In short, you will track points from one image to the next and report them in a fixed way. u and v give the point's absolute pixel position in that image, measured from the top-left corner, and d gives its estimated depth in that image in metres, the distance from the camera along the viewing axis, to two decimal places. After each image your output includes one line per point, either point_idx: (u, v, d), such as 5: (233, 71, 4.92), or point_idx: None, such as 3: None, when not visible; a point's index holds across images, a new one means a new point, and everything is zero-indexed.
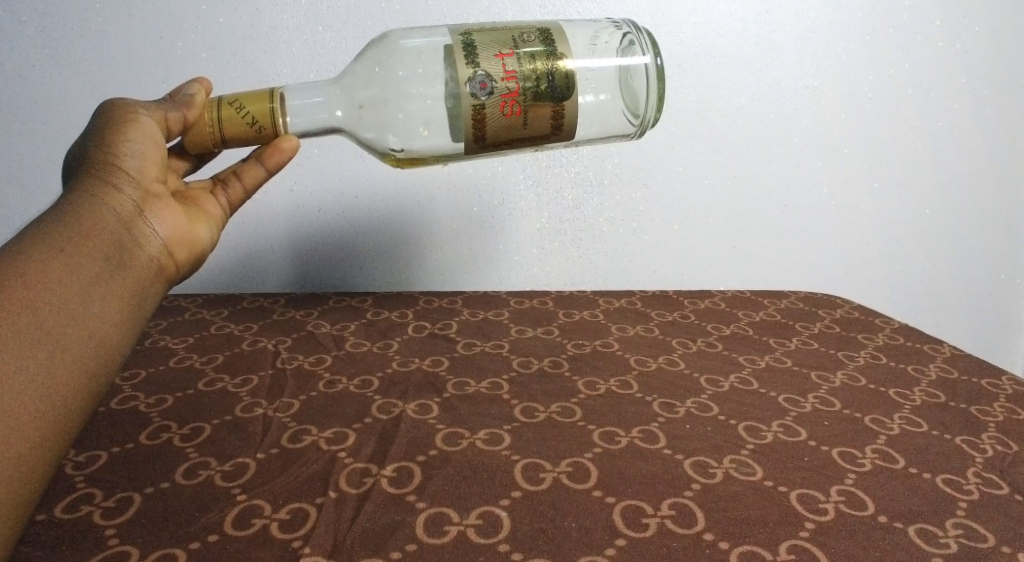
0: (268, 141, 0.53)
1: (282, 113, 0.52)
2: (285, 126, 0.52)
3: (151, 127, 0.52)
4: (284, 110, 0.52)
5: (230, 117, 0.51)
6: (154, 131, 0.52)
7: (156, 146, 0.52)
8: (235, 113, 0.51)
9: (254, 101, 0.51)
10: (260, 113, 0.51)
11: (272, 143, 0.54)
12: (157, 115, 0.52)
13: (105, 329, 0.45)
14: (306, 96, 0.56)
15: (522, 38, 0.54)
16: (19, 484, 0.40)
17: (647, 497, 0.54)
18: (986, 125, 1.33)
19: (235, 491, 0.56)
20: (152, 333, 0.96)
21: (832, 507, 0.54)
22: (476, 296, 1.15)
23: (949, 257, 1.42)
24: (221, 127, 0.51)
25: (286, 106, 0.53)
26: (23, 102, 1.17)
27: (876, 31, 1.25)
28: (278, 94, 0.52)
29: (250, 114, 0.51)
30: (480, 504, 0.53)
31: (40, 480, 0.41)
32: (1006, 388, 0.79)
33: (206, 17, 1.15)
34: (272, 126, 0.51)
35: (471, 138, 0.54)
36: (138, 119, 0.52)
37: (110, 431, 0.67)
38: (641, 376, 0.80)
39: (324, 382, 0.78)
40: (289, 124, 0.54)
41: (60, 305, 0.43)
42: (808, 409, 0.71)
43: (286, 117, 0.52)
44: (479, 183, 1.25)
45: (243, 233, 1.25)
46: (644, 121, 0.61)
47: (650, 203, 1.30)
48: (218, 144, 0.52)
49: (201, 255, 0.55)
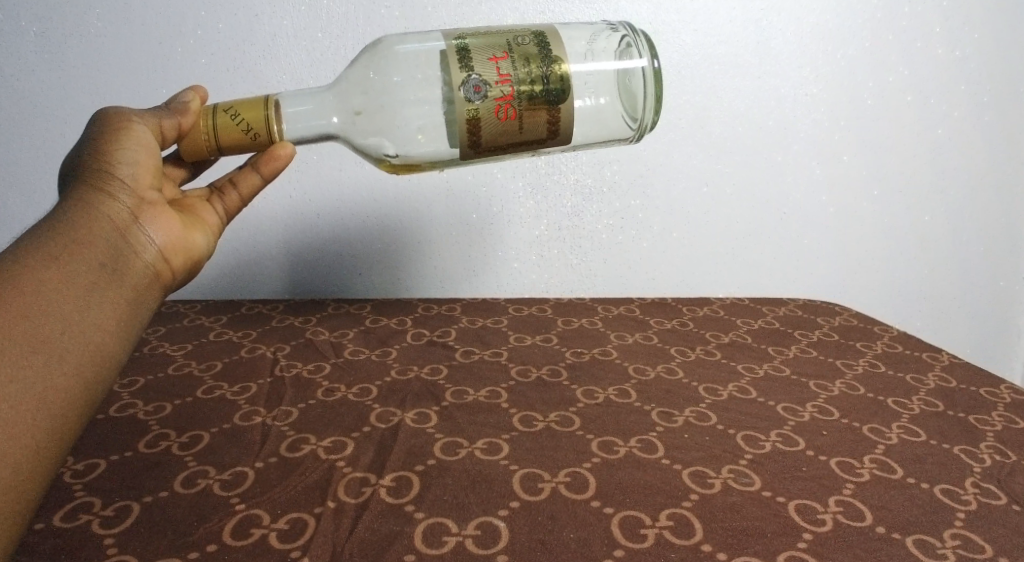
0: (262, 149, 0.53)
1: (277, 120, 0.53)
2: (279, 133, 0.53)
3: (145, 135, 0.52)
4: (278, 117, 0.53)
5: (224, 125, 0.51)
6: (149, 140, 0.52)
7: (150, 153, 0.52)
8: (230, 121, 0.51)
9: (248, 108, 0.52)
10: (255, 121, 0.51)
11: (266, 150, 0.53)
12: (152, 123, 0.52)
13: (99, 338, 0.45)
14: (300, 104, 0.56)
15: (518, 42, 0.55)
16: (15, 494, 0.40)
17: (646, 508, 0.54)
18: (984, 131, 1.34)
19: (234, 501, 0.56)
20: (151, 340, 0.96)
21: (830, 518, 0.54)
22: (476, 303, 1.15)
23: (948, 265, 1.42)
24: (217, 136, 0.51)
25: (280, 113, 0.54)
26: (22, 106, 1.17)
27: (876, 37, 1.26)
28: (273, 102, 0.53)
29: (245, 122, 0.51)
30: (479, 515, 0.53)
31: (37, 489, 0.41)
32: (1004, 397, 0.79)
33: (206, 23, 1.15)
34: (267, 134, 0.52)
35: (466, 143, 0.54)
36: (131, 126, 0.52)
37: (108, 439, 0.67)
38: (640, 385, 0.80)
39: (322, 390, 0.78)
40: (284, 132, 0.54)
41: (54, 314, 0.43)
42: (807, 419, 0.72)
43: (281, 124, 0.52)
44: (478, 190, 1.25)
45: (242, 238, 1.25)
46: (642, 124, 0.61)
47: (649, 211, 1.30)
48: (213, 151, 0.52)
49: (197, 262, 0.55)
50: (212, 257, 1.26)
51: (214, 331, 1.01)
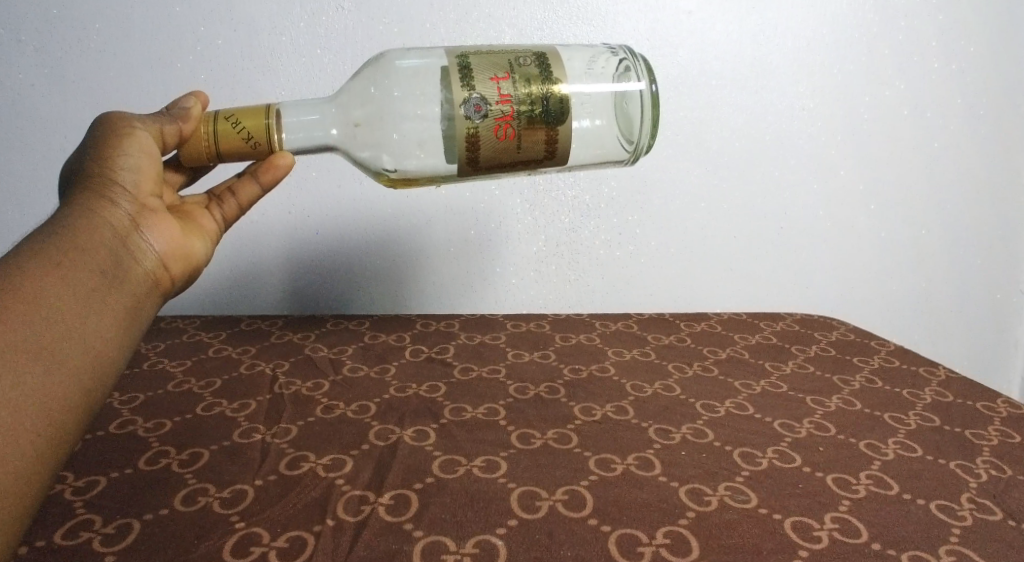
0: (263, 157, 0.54)
1: (278, 130, 0.53)
2: (279, 142, 0.53)
3: (146, 140, 0.53)
4: (279, 126, 0.53)
5: (225, 132, 0.52)
6: (151, 146, 0.53)
7: (152, 159, 0.53)
8: (230, 129, 0.52)
9: (249, 116, 0.52)
10: (255, 129, 0.52)
11: (266, 159, 0.55)
12: (153, 129, 0.53)
13: (100, 343, 0.46)
14: (302, 114, 0.58)
15: (519, 62, 0.56)
16: (15, 499, 0.40)
17: (642, 526, 0.55)
18: (981, 145, 1.35)
19: (234, 519, 0.56)
20: (150, 356, 0.97)
21: (826, 535, 0.54)
22: (474, 319, 1.15)
23: (945, 278, 1.43)
24: (218, 142, 0.52)
25: (280, 122, 0.54)
26: (23, 121, 1.18)
27: (872, 52, 1.27)
28: (274, 110, 0.53)
29: (245, 130, 0.52)
30: (476, 532, 0.54)
31: (36, 495, 0.41)
32: (1001, 411, 0.80)
33: (205, 39, 1.16)
34: (267, 142, 0.52)
35: (464, 159, 0.55)
36: (134, 132, 0.53)
37: (108, 456, 0.67)
38: (637, 402, 0.81)
39: (321, 407, 0.78)
40: (284, 142, 0.55)
41: (56, 319, 0.44)
42: (803, 435, 0.72)
43: (282, 133, 0.53)
44: (478, 206, 1.26)
45: (240, 254, 1.26)
46: (638, 147, 0.62)
47: (646, 227, 1.31)
48: (213, 157, 0.53)
49: (195, 269, 0.56)
50: (209, 273, 1.26)
51: (213, 347, 1.01)
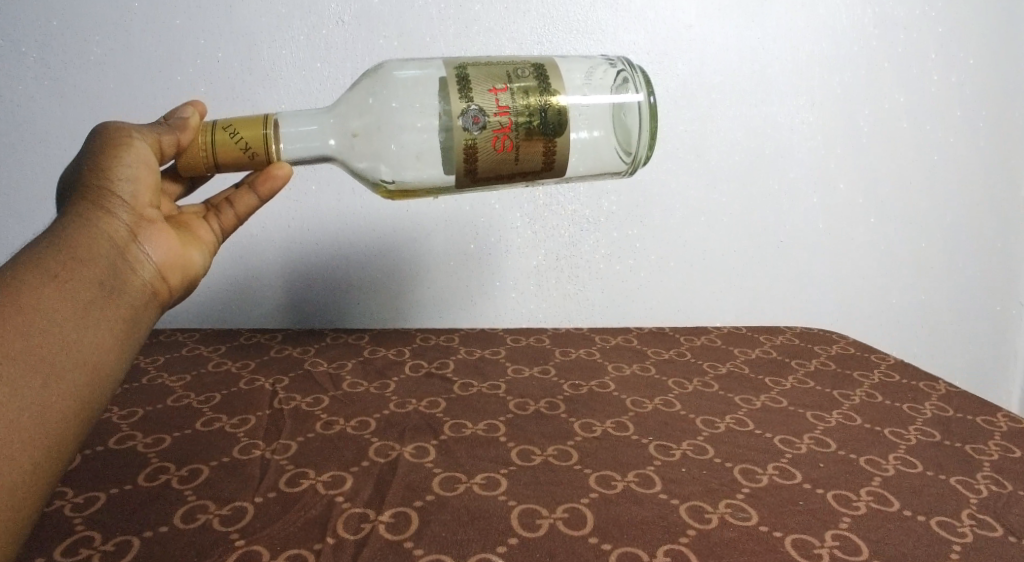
0: (261, 168, 0.54)
1: (275, 140, 0.54)
2: (276, 153, 0.54)
3: (145, 151, 0.53)
4: (276, 137, 0.54)
5: (223, 142, 0.52)
6: (149, 156, 0.53)
7: (150, 170, 0.53)
8: (229, 139, 0.52)
9: (248, 127, 0.53)
10: (253, 139, 0.52)
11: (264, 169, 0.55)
12: (151, 138, 0.53)
13: (98, 356, 0.46)
14: (301, 124, 0.58)
15: (517, 74, 0.56)
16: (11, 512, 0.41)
17: (643, 544, 0.54)
18: (980, 156, 1.36)
19: (234, 536, 0.56)
20: (150, 370, 0.97)
21: (827, 553, 0.54)
22: (474, 334, 1.15)
23: (944, 290, 1.43)
24: (215, 152, 0.52)
25: (279, 133, 0.55)
26: (23, 133, 1.19)
27: (871, 66, 1.28)
28: (272, 121, 0.54)
29: (243, 141, 0.52)
30: (476, 551, 0.53)
31: (32, 508, 0.42)
32: (1000, 425, 0.80)
33: (205, 51, 1.17)
34: (265, 153, 0.53)
35: (462, 170, 0.55)
36: (132, 142, 0.53)
37: (107, 472, 0.67)
38: (637, 418, 0.81)
39: (321, 423, 0.78)
40: (281, 153, 0.55)
41: (53, 332, 0.44)
42: (803, 451, 0.72)
43: (279, 143, 0.54)
44: (478, 219, 1.27)
45: (240, 268, 1.26)
46: (636, 159, 0.62)
47: (646, 240, 1.32)
48: (211, 167, 0.53)
49: (193, 279, 0.56)
50: (208, 287, 1.26)
51: (213, 362, 1.01)
